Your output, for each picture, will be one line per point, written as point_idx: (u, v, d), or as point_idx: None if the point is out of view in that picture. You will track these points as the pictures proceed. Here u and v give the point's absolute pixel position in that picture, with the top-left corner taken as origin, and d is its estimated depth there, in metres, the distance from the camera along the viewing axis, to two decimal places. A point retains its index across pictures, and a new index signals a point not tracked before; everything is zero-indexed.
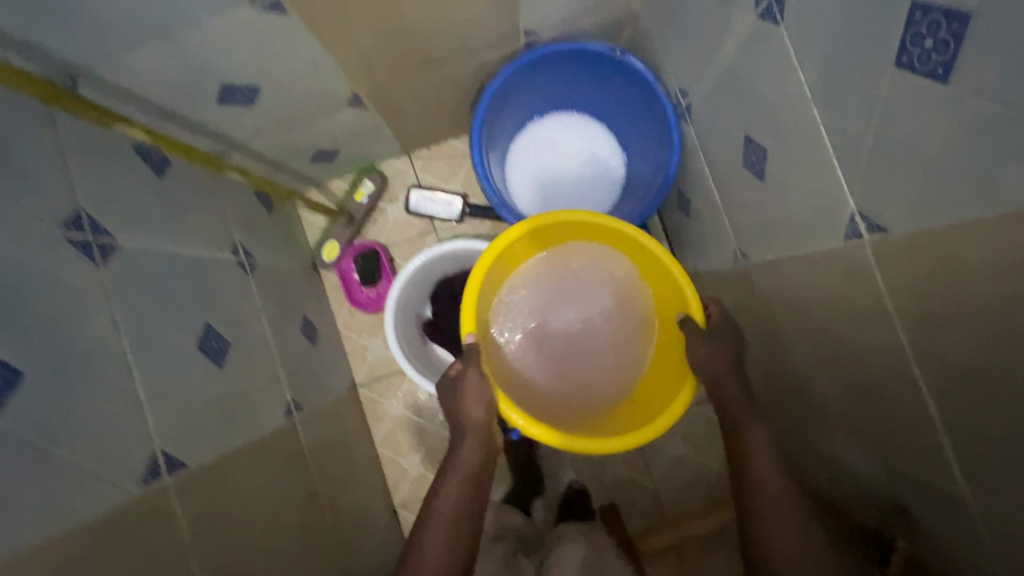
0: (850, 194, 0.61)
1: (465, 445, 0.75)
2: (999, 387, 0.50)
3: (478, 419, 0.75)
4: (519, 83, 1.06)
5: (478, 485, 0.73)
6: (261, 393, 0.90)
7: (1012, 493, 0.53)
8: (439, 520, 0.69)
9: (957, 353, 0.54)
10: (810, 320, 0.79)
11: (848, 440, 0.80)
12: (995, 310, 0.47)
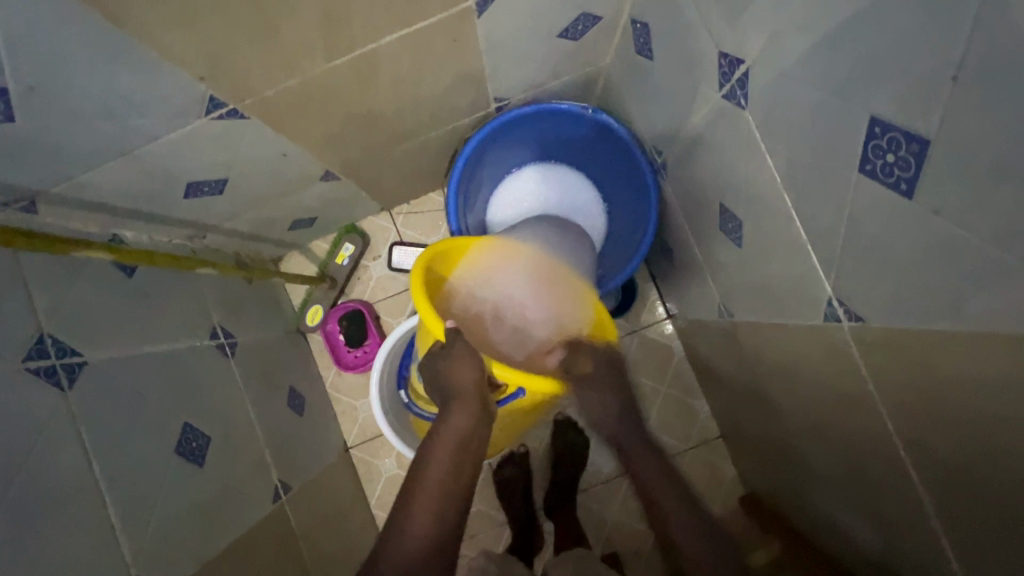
0: (827, 280, 0.60)
1: (457, 408, 0.76)
2: (993, 488, 0.50)
3: (469, 384, 0.77)
4: (493, 144, 1.05)
5: (468, 450, 0.72)
6: (248, 482, 0.89)
7: None
8: (430, 479, 0.67)
9: (948, 448, 0.53)
10: (798, 385, 0.78)
11: (845, 505, 0.80)
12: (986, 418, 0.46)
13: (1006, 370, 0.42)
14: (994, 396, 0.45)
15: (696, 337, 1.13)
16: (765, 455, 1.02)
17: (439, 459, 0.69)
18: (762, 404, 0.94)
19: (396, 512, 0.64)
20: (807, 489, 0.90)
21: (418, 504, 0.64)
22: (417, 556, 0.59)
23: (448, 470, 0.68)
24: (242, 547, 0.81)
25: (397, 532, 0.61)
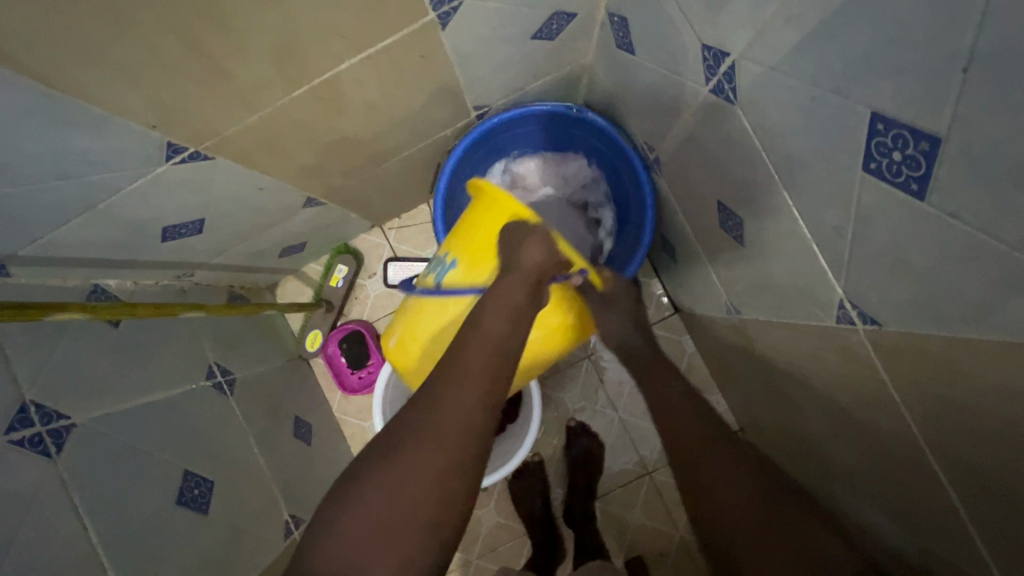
0: (836, 282, 0.56)
1: (510, 282, 0.66)
2: None
3: (534, 259, 0.67)
4: (479, 154, 1.01)
5: (524, 317, 0.64)
6: (257, 523, 0.88)
7: None
8: (486, 337, 0.59)
9: (982, 458, 0.49)
10: (815, 384, 0.74)
11: (874, 507, 0.76)
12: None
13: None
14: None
15: (706, 332, 1.09)
16: (785, 452, 0.99)
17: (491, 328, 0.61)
18: (779, 401, 0.90)
19: (449, 358, 0.58)
20: (834, 490, 0.86)
21: (469, 357, 0.58)
22: (469, 412, 0.53)
23: (504, 332, 0.61)
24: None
25: (438, 392, 0.55)
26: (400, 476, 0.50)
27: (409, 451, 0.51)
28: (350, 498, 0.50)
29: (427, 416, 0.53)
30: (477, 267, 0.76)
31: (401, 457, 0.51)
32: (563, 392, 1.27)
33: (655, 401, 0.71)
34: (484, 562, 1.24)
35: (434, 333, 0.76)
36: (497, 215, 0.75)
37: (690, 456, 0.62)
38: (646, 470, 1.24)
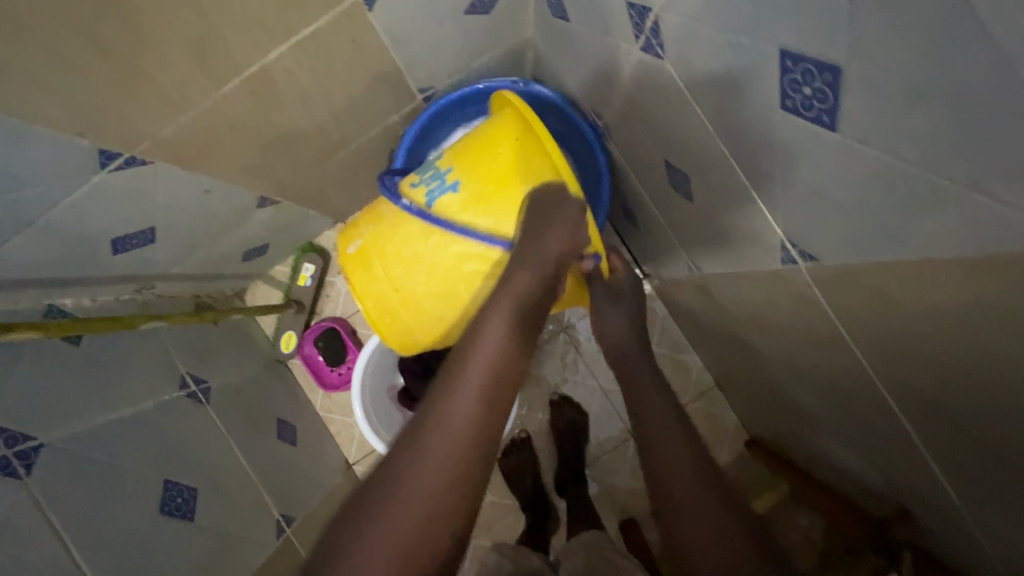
0: (776, 224, 0.58)
1: (522, 272, 0.65)
2: (962, 411, 0.49)
3: (543, 252, 0.67)
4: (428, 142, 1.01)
5: (529, 323, 0.62)
6: (246, 526, 0.88)
7: (996, 502, 0.53)
8: (489, 342, 0.57)
9: (918, 379, 0.52)
10: (773, 329, 0.76)
11: (840, 443, 0.79)
12: (951, 346, 0.44)
13: (954, 299, 0.41)
14: (949, 326, 0.43)
15: (674, 294, 1.11)
16: (758, 400, 1.02)
17: (495, 333, 0.58)
18: (745, 351, 0.93)
19: (455, 365, 0.55)
20: (803, 431, 0.89)
21: (473, 368, 0.54)
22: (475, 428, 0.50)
23: (511, 340, 0.58)
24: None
25: (440, 407, 0.51)
26: (404, 505, 0.46)
27: (413, 478, 0.47)
28: (352, 523, 0.46)
29: (431, 434, 0.50)
30: (481, 205, 0.73)
31: (405, 482, 0.47)
32: (543, 367, 1.28)
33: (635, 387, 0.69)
34: (482, 541, 1.26)
35: (410, 258, 0.74)
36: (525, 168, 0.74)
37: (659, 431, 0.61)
38: (631, 434, 1.27)
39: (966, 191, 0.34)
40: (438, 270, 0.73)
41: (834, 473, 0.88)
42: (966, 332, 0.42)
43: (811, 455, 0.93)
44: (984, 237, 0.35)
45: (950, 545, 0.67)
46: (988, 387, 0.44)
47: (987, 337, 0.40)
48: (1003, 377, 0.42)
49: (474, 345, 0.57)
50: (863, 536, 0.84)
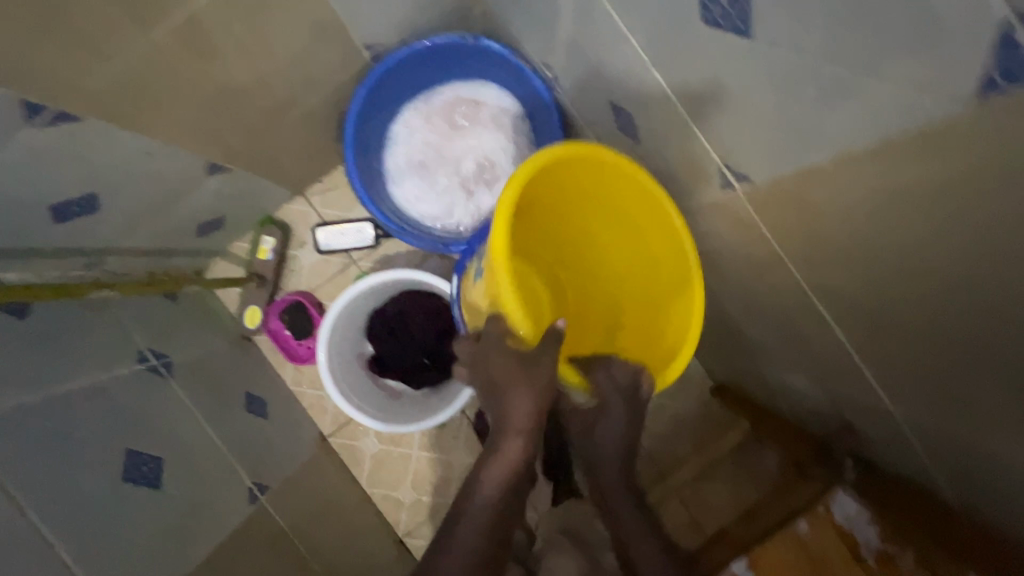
0: (713, 150, 0.60)
1: (516, 393, 0.68)
2: (880, 313, 0.52)
3: (531, 417, 0.69)
4: (384, 101, 1.00)
5: (532, 451, 0.70)
6: (217, 493, 0.88)
7: (914, 399, 0.57)
8: (499, 468, 0.68)
9: (842, 286, 0.55)
10: (722, 264, 0.79)
11: (787, 371, 0.83)
12: (870, 242, 0.47)
13: (877, 187, 0.43)
14: (867, 222, 0.46)
15: None
16: (716, 343, 1.06)
17: (501, 467, 0.68)
18: (702, 294, 0.95)
19: (472, 481, 0.68)
20: (756, 365, 0.93)
21: (485, 489, 0.67)
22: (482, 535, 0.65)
23: (514, 467, 0.68)
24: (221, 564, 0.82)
25: (454, 527, 0.66)
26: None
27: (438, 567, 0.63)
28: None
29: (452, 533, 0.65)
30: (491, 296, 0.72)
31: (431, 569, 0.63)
32: None
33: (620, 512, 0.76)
34: None
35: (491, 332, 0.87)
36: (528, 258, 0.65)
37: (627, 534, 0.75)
38: None
39: (900, 55, 0.35)
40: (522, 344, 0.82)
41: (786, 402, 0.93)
42: (880, 225, 0.45)
43: (765, 389, 0.97)
44: (912, 108, 0.37)
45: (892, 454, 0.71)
46: (909, 282, 0.46)
47: (910, 221, 0.42)
48: (919, 269, 0.44)
49: (484, 471, 0.69)
50: (801, 451, 0.90)
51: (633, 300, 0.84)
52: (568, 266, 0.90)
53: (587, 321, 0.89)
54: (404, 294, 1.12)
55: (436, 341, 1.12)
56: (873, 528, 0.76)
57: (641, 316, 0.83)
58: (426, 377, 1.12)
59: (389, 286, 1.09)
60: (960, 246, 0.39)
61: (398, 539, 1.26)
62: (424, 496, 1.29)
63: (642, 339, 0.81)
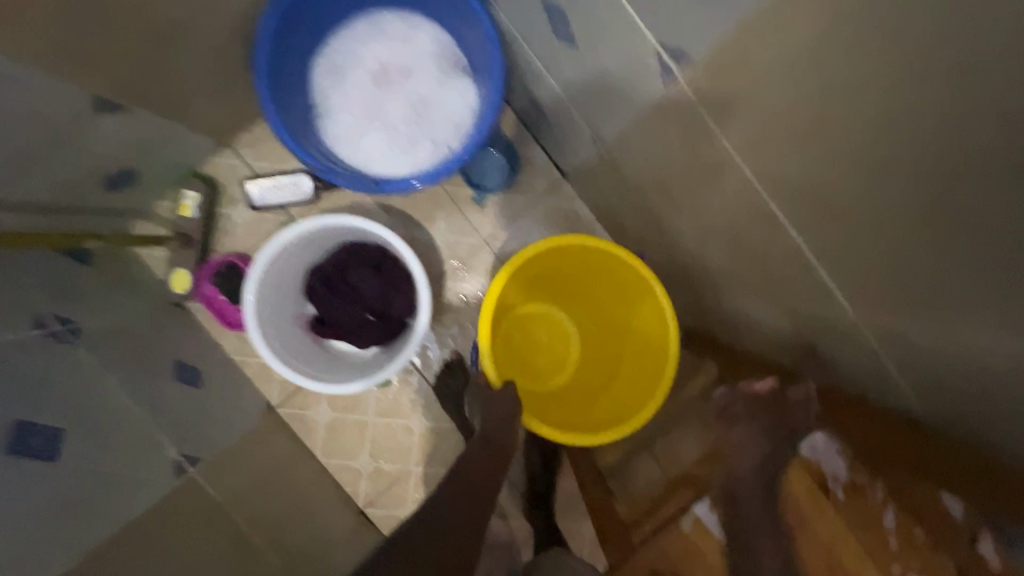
0: (650, 30, 0.54)
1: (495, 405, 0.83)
2: (850, 189, 0.46)
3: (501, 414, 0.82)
4: (292, 45, 0.90)
5: (501, 456, 0.74)
6: (134, 464, 0.80)
7: (878, 300, 0.51)
8: (478, 462, 0.68)
9: (800, 165, 0.50)
10: (674, 182, 0.73)
11: (748, 299, 0.77)
12: (833, 92, 0.42)
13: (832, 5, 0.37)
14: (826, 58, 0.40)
15: (590, 184, 1.06)
16: (680, 281, 1.00)
17: (478, 454, 0.69)
18: (659, 225, 0.89)
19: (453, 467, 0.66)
20: (720, 297, 0.87)
21: (470, 477, 0.65)
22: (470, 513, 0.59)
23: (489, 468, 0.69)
24: (134, 538, 0.73)
25: (445, 486, 0.61)
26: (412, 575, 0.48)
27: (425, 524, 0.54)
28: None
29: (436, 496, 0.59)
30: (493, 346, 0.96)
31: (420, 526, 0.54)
32: (467, 283, 1.21)
33: (745, 536, 0.81)
34: (424, 469, 1.22)
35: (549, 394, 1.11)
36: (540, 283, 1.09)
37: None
38: None
39: None
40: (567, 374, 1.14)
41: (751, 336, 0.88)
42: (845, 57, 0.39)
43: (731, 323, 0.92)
44: None
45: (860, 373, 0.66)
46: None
47: None
48: None
49: (471, 452, 0.70)
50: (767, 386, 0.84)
51: (620, 339, 1.09)
52: (585, 318, 1.14)
53: (592, 364, 1.12)
54: (344, 249, 1.04)
55: (382, 298, 1.02)
56: (842, 459, 0.76)
57: (643, 358, 1.03)
58: (372, 334, 1.03)
59: (324, 238, 0.99)
60: (958, 43, 0.33)
61: (358, 510, 1.20)
62: (384, 464, 1.22)
63: (631, 372, 1.04)
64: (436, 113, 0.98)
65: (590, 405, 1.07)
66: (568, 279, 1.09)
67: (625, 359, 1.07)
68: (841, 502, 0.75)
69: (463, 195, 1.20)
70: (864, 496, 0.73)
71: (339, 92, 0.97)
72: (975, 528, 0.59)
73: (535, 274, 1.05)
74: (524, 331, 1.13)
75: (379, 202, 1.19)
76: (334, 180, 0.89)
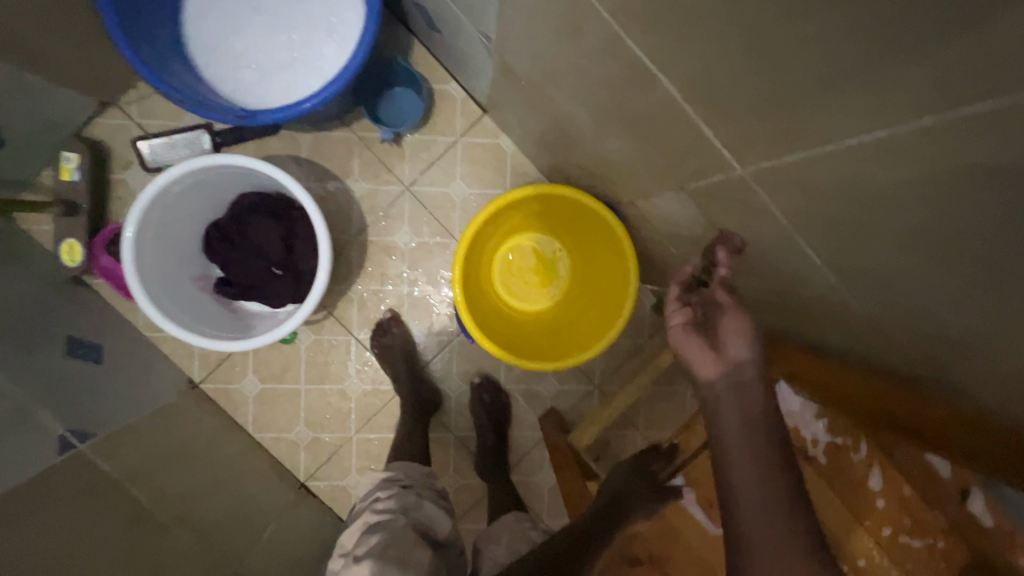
0: None
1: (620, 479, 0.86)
2: (689, 8, 0.39)
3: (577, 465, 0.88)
4: (139, 11, 0.83)
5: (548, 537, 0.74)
6: (8, 438, 0.72)
7: (762, 138, 0.45)
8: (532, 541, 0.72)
9: None
10: (558, 71, 0.65)
11: (658, 192, 0.70)
12: None
13: None
14: None
15: (501, 107, 0.99)
16: (603, 198, 0.93)
17: None
18: (564, 136, 0.82)
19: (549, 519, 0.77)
20: (637, 203, 0.80)
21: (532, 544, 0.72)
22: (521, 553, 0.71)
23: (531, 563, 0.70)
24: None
25: None
26: None
27: None
28: None
29: None
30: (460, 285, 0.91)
31: None
32: (391, 234, 1.13)
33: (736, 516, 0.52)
34: (365, 435, 1.15)
35: (525, 321, 1.03)
36: (520, 214, 0.97)
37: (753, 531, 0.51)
38: None
39: None
40: (552, 302, 1.04)
41: (676, 246, 0.81)
42: None
43: (657, 236, 0.85)
44: None
45: (788, 264, 0.57)
46: None
47: None
48: None
49: None
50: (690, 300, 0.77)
51: (594, 278, 0.99)
52: (576, 247, 1.02)
53: (566, 303, 1.04)
54: (240, 199, 0.97)
55: (284, 248, 0.96)
56: (821, 422, 0.77)
57: (610, 294, 0.94)
58: (280, 289, 0.95)
59: (208, 187, 0.91)
60: None
61: (298, 484, 1.13)
62: (322, 435, 1.15)
63: (601, 306, 0.95)
64: (326, 16, 0.92)
65: (553, 342, 0.99)
66: (553, 220, 0.99)
67: (598, 292, 0.98)
68: (824, 467, 0.75)
69: (378, 140, 1.12)
70: (849, 456, 0.75)
71: (215, 38, 0.92)
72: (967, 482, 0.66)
73: (513, 208, 0.94)
74: (517, 258, 1.04)
75: (289, 155, 1.11)
76: (214, 117, 0.83)
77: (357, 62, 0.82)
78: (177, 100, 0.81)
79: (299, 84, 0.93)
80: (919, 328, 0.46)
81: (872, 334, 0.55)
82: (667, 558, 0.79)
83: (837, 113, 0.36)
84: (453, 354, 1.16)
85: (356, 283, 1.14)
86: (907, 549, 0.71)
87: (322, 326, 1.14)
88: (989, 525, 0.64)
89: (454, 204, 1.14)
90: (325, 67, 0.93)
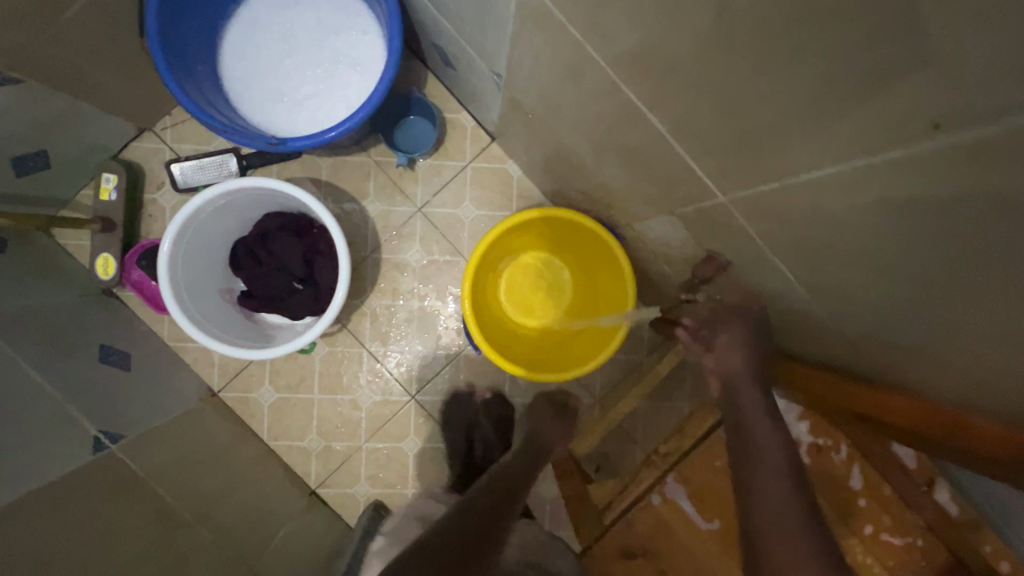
0: None
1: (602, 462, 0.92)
2: (675, 61, 0.46)
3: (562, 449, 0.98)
4: (183, 48, 0.92)
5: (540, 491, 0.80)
6: (46, 437, 0.77)
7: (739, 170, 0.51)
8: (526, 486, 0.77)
9: (627, 37, 0.49)
10: (562, 106, 0.73)
11: (652, 216, 0.77)
12: None
13: None
14: None
15: (508, 135, 1.06)
16: (602, 220, 0.99)
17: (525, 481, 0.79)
18: (567, 163, 0.89)
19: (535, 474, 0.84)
20: (633, 224, 0.87)
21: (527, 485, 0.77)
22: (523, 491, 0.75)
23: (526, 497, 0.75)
24: (32, 506, 0.69)
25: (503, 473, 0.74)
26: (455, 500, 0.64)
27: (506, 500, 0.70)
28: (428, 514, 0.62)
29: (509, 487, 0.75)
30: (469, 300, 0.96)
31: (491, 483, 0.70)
32: (403, 252, 1.20)
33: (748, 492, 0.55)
34: (374, 444, 1.20)
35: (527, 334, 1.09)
36: (526, 233, 1.04)
37: (763, 471, 0.55)
38: None
39: None
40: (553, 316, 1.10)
41: (669, 265, 0.87)
42: None
43: (652, 255, 0.91)
44: None
45: (768, 281, 0.63)
46: None
47: None
48: None
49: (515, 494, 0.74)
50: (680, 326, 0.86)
51: (593, 294, 1.06)
52: (576, 266, 1.09)
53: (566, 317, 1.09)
54: (265, 218, 1.04)
55: (304, 263, 1.02)
56: (804, 424, 0.78)
57: (609, 310, 1.00)
58: (300, 302, 1.02)
59: (236, 207, 0.99)
60: None
61: (310, 491, 1.18)
62: (333, 443, 1.20)
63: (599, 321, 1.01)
64: (350, 54, 1.01)
65: (554, 355, 1.05)
66: (555, 240, 1.06)
67: (597, 308, 1.04)
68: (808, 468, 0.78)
69: (392, 164, 1.20)
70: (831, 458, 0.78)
71: (249, 72, 1.00)
72: (930, 474, 0.74)
73: (519, 229, 1.01)
74: (522, 274, 1.11)
75: (309, 178, 1.19)
76: (247, 144, 0.91)
77: (379, 95, 0.90)
78: (216, 129, 0.89)
79: (324, 114, 1.01)
80: (884, 337, 0.52)
81: (842, 343, 0.61)
82: (662, 555, 0.83)
83: (800, 151, 0.42)
84: (459, 367, 1.21)
85: (369, 298, 1.20)
86: (890, 547, 0.74)
87: (336, 339, 1.20)
88: (955, 513, 0.72)
89: (462, 224, 1.21)
90: (349, 99, 1.01)
